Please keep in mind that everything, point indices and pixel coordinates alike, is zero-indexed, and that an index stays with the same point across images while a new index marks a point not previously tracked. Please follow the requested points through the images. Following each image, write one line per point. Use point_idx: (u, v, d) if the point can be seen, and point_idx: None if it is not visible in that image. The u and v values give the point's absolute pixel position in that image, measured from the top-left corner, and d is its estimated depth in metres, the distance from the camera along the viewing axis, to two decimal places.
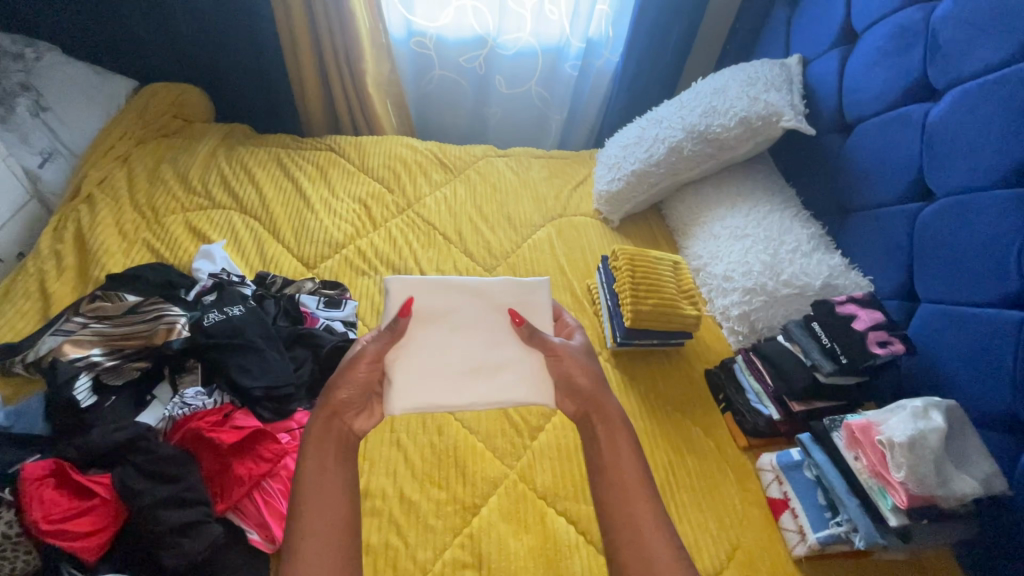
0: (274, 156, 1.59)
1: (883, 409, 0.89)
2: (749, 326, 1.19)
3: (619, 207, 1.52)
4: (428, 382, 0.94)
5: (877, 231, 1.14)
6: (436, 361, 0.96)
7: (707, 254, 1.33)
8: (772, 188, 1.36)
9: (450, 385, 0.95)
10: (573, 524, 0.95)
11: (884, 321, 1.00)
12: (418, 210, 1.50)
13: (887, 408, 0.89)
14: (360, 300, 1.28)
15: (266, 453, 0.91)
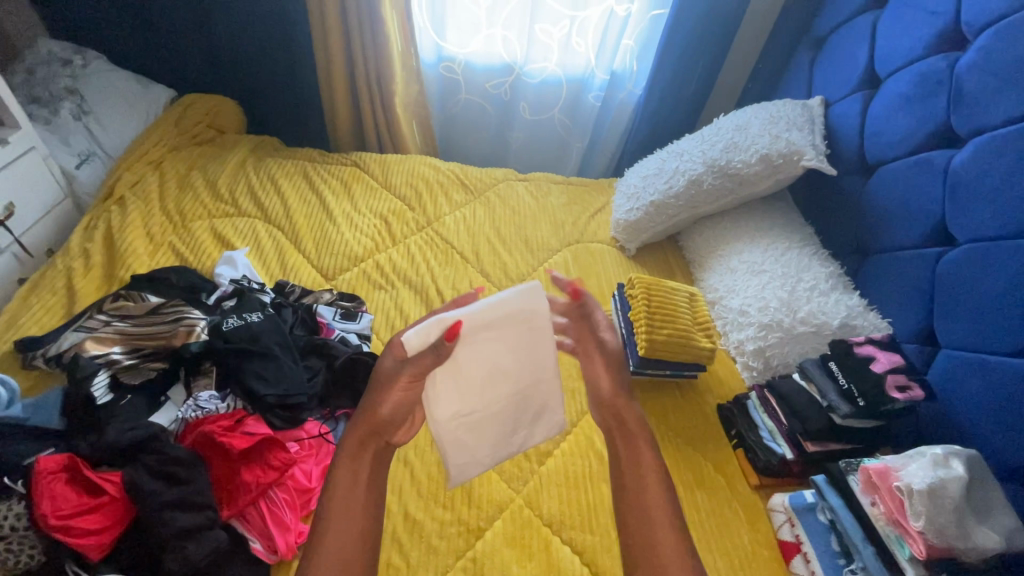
0: (300, 169, 1.63)
1: (903, 454, 0.87)
2: (764, 362, 1.18)
3: (637, 236, 1.53)
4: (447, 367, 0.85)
5: (897, 274, 1.14)
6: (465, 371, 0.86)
7: (723, 288, 1.32)
8: (791, 226, 1.36)
9: (454, 390, 0.86)
10: (578, 554, 0.94)
11: (904, 364, 0.98)
12: (437, 228, 1.52)
13: (907, 454, 0.86)
14: (376, 314, 1.29)
15: (275, 461, 0.90)
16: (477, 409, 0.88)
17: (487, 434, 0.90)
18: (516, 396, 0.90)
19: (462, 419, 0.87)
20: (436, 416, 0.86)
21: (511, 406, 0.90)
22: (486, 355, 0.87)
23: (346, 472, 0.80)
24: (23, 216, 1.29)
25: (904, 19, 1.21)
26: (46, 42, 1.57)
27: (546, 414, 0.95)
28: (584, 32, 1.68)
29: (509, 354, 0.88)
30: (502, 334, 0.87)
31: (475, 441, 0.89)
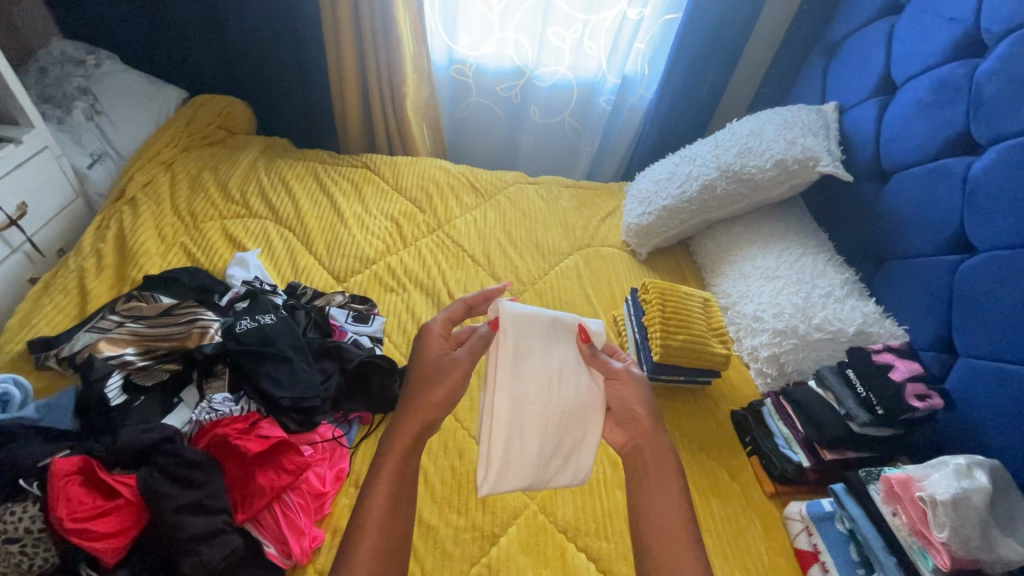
0: (311, 171, 1.62)
1: (925, 464, 0.87)
2: (778, 368, 1.17)
3: (649, 240, 1.52)
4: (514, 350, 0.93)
5: (914, 281, 1.13)
6: (520, 372, 0.91)
7: (737, 293, 1.32)
8: (804, 232, 1.36)
9: (515, 373, 0.91)
10: (593, 561, 0.93)
11: (923, 372, 0.97)
12: (448, 231, 1.52)
13: (929, 464, 0.86)
14: (387, 317, 1.29)
15: (289, 465, 0.90)
16: (530, 411, 0.89)
17: (536, 434, 0.88)
18: (571, 409, 0.91)
19: (518, 410, 0.89)
20: (496, 392, 0.89)
21: (560, 418, 0.90)
22: (550, 356, 0.95)
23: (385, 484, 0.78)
24: (35, 216, 1.29)
25: (922, 24, 1.20)
26: (58, 42, 1.57)
27: (591, 450, 0.91)
28: (597, 36, 1.68)
29: (572, 361, 0.95)
30: (569, 347, 0.97)
31: (523, 440, 0.87)
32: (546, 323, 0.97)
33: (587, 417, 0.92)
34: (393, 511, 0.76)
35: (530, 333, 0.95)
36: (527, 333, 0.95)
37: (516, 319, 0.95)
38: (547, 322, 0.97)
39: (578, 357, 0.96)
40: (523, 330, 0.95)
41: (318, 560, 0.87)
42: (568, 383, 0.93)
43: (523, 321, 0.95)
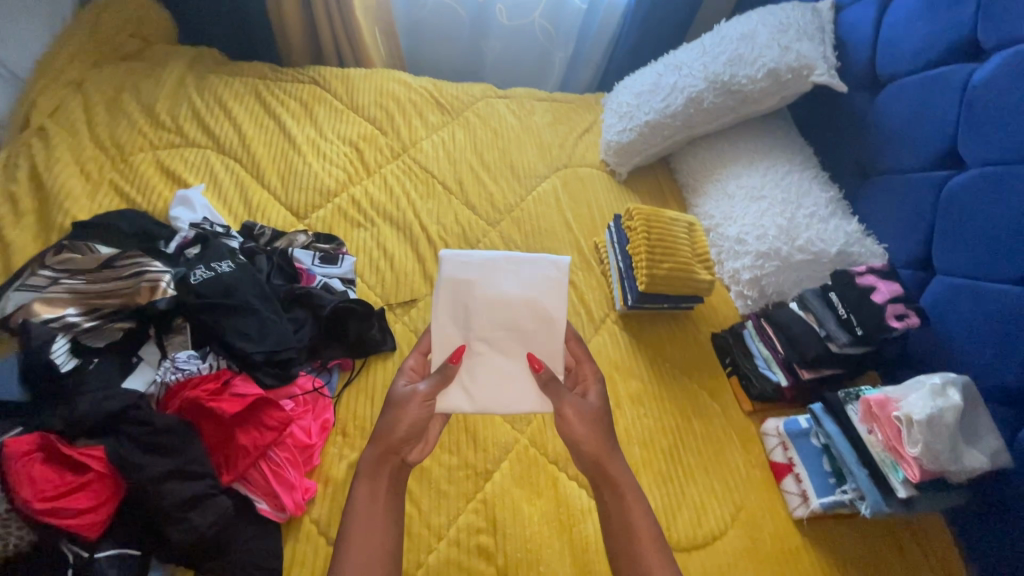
0: (252, 90, 1.44)
1: (898, 384, 0.87)
2: (758, 290, 1.21)
3: (628, 159, 1.46)
4: (526, 284, 0.90)
5: (897, 199, 1.12)
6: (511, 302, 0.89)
7: (719, 215, 1.30)
8: (791, 147, 1.31)
9: (509, 298, 0.89)
10: (584, 488, 0.96)
11: (902, 293, 0.98)
12: (414, 155, 1.43)
13: (903, 384, 0.86)
14: (357, 256, 1.21)
15: (270, 421, 0.86)
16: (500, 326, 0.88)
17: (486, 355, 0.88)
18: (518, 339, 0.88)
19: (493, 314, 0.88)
20: (504, 295, 0.89)
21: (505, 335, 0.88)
22: (487, 295, 0.89)
23: (363, 492, 0.76)
24: None
25: None
26: None
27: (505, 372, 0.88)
28: None
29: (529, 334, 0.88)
30: (530, 320, 0.89)
31: (484, 340, 0.88)
32: (514, 259, 0.90)
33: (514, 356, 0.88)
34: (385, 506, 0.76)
35: (556, 290, 0.90)
36: (540, 304, 0.89)
37: (537, 270, 0.91)
38: (508, 269, 0.92)
39: (524, 350, 0.89)
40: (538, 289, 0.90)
41: (313, 509, 0.87)
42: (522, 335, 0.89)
43: (544, 282, 0.90)
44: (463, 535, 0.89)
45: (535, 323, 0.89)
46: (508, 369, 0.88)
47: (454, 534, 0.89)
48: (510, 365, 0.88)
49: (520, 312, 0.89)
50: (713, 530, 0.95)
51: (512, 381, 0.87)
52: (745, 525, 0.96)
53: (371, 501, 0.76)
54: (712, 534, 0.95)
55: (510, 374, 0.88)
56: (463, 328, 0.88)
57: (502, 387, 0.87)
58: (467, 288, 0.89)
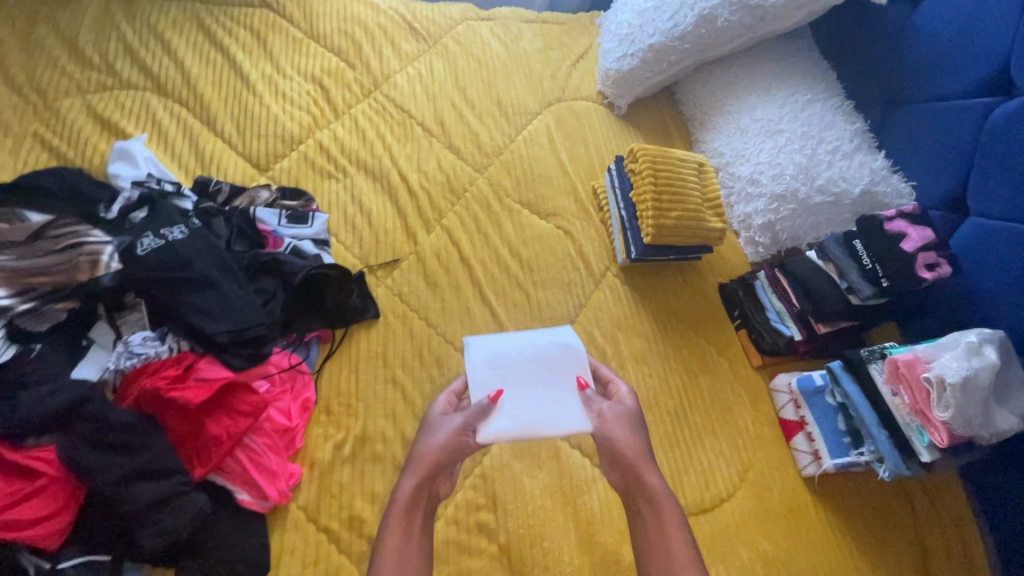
0: (193, 17, 1.24)
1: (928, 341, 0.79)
2: (771, 236, 1.12)
3: (628, 91, 1.31)
4: (553, 335, 0.96)
5: (929, 130, 1.01)
6: (541, 350, 0.93)
7: (730, 152, 1.17)
8: (813, 71, 1.16)
9: (540, 346, 0.94)
10: (588, 457, 0.91)
11: (935, 240, 0.89)
12: (387, 92, 1.27)
13: (934, 342, 0.78)
14: (329, 212, 1.08)
15: (244, 406, 0.78)
16: (536, 369, 0.91)
17: (525, 393, 0.88)
18: (555, 378, 0.90)
19: (527, 359, 0.92)
20: (535, 342, 0.94)
21: (541, 375, 0.90)
22: (518, 345, 0.93)
23: (398, 524, 0.69)
24: None
25: None
26: None
27: (546, 411, 0.86)
28: None
29: (566, 375, 0.91)
30: (565, 365, 0.92)
31: (520, 381, 0.89)
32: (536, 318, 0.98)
33: (555, 396, 0.88)
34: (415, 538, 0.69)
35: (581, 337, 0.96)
36: (571, 351, 0.93)
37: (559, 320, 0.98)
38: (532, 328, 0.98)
39: (560, 376, 0.90)
40: (566, 337, 0.95)
41: (299, 495, 0.81)
42: (558, 377, 0.90)
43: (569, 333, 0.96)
44: (462, 513, 0.84)
45: (563, 356, 0.92)
46: (547, 395, 0.88)
47: (452, 512, 0.84)
48: (550, 391, 0.89)
49: (549, 351, 0.93)
50: (720, 493, 0.91)
51: (554, 403, 0.87)
52: (755, 486, 0.93)
53: (407, 532, 0.69)
54: (720, 497, 0.91)
55: (549, 399, 0.88)
56: (495, 371, 0.90)
57: (546, 411, 0.86)
58: (497, 341, 0.94)
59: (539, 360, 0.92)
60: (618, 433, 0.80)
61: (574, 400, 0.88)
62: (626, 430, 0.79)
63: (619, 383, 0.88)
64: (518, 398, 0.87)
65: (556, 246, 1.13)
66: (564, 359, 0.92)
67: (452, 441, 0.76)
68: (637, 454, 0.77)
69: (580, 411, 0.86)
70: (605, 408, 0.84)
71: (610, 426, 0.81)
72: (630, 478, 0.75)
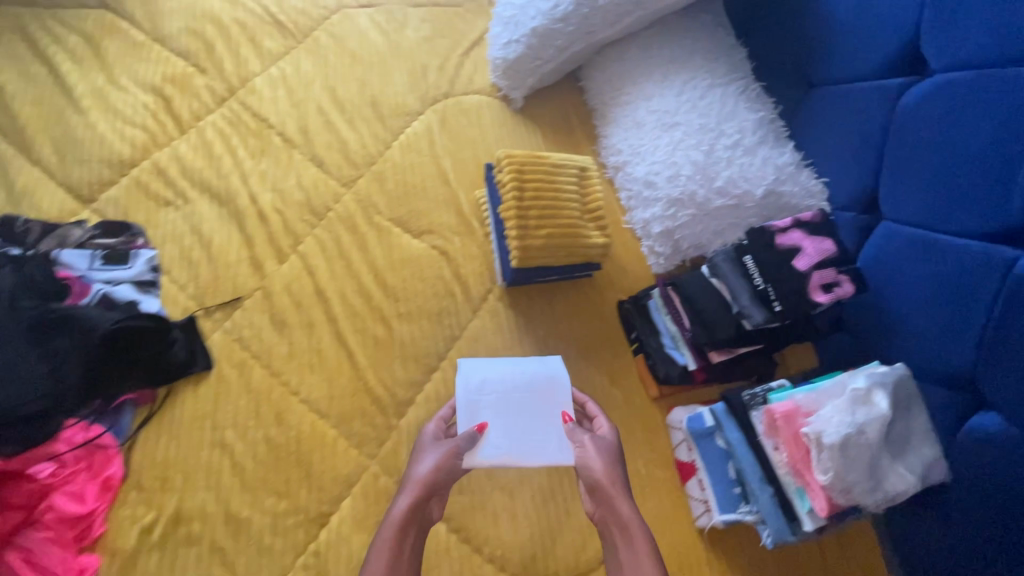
0: (10, 22, 1.08)
1: (815, 386, 0.66)
2: (672, 245, 0.97)
3: (522, 81, 1.13)
4: (543, 361, 0.87)
5: (839, 117, 0.85)
6: (532, 378, 0.85)
7: (627, 149, 1.02)
8: (717, 49, 1.00)
9: (529, 374, 0.86)
10: (443, 521, 0.80)
11: (835, 253, 0.75)
12: (243, 98, 1.11)
13: (820, 388, 0.65)
14: (163, 247, 0.95)
15: (15, 498, 0.72)
16: (523, 397, 0.84)
17: (508, 423, 0.81)
18: (542, 409, 0.83)
19: (517, 387, 0.84)
20: (525, 369, 0.86)
21: (526, 405, 0.83)
22: (509, 370, 0.86)
23: (383, 555, 0.66)
24: None
25: None
26: None
27: (531, 442, 0.80)
28: None
29: (555, 406, 0.83)
30: (553, 396, 0.84)
31: (506, 410, 0.82)
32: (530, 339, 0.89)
33: (541, 428, 0.81)
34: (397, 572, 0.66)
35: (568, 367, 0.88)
36: (560, 383, 0.85)
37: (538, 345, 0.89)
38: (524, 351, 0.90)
39: (545, 408, 0.83)
40: (554, 365, 0.87)
41: None
42: (547, 406, 0.83)
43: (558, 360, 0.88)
44: None
45: (551, 386, 0.85)
46: (533, 427, 0.82)
47: None
48: (536, 423, 0.82)
49: (535, 378, 0.85)
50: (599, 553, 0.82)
51: (540, 434, 0.81)
52: None
53: (397, 558, 0.66)
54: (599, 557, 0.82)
55: (537, 431, 0.81)
56: (482, 396, 0.83)
57: (532, 444, 0.80)
58: (488, 365, 0.86)
59: (528, 389, 0.84)
60: (597, 464, 0.74)
61: (561, 434, 0.81)
62: (605, 461, 0.74)
63: (603, 418, 0.81)
64: (501, 427, 0.81)
65: (428, 269, 0.99)
66: (555, 390, 0.85)
67: (441, 467, 0.72)
68: (615, 483, 0.72)
69: (566, 445, 0.80)
70: (586, 439, 0.77)
71: (588, 456, 0.75)
72: (603, 511, 0.71)
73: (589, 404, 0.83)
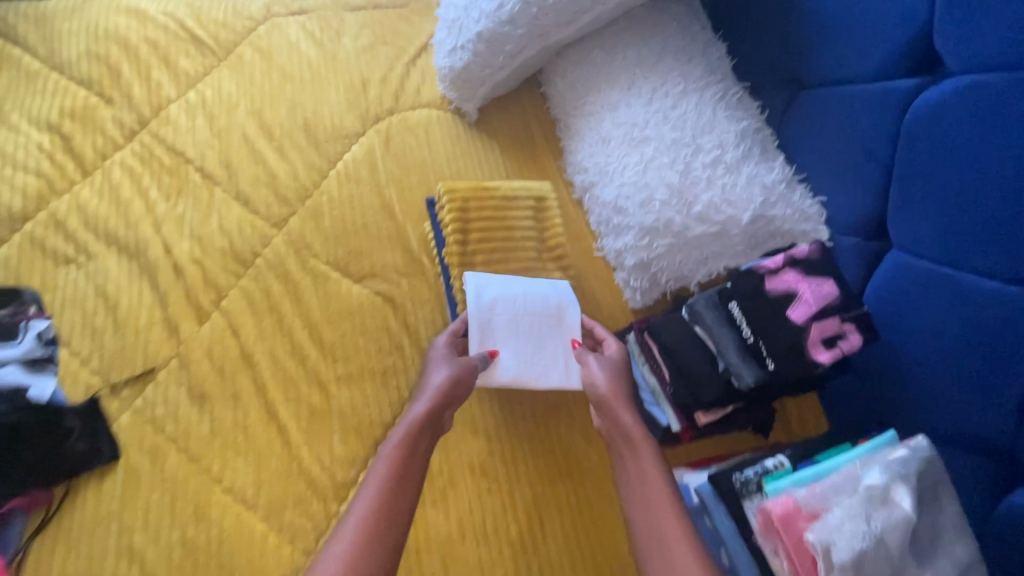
0: None
1: (820, 477, 0.54)
2: (649, 279, 0.84)
3: (474, 92, 0.98)
4: (548, 289, 0.83)
5: (838, 126, 0.71)
6: (539, 305, 0.82)
7: (594, 168, 0.88)
8: (692, 47, 0.86)
9: (536, 300, 0.82)
10: None
11: (838, 299, 0.63)
12: (154, 130, 0.97)
13: (826, 480, 0.53)
14: (62, 315, 0.83)
15: None
16: (531, 319, 0.81)
17: (514, 349, 0.79)
18: (548, 334, 0.81)
19: (526, 312, 0.81)
20: (531, 294, 0.82)
21: (535, 330, 0.81)
22: (516, 292, 0.81)
23: (391, 455, 0.62)
24: None
25: None
26: None
27: (540, 368, 0.79)
28: None
29: (562, 332, 0.81)
30: (561, 323, 0.82)
31: (512, 334, 0.80)
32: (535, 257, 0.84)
33: (549, 352, 0.80)
34: (405, 472, 0.62)
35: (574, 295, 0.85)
36: (568, 309, 0.82)
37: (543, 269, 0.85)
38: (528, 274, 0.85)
39: (554, 332, 0.81)
40: (561, 293, 0.83)
41: None
42: (553, 334, 0.81)
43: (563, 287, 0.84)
44: None
45: (562, 311, 0.82)
46: (542, 350, 0.80)
47: None
48: (546, 347, 0.81)
49: (546, 301, 0.82)
50: None
51: (547, 357, 0.80)
52: None
53: (409, 456, 0.63)
54: None
55: (545, 355, 0.80)
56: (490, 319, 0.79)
57: (541, 367, 0.79)
58: (496, 282, 0.81)
59: (535, 312, 0.81)
60: (602, 380, 0.72)
61: (568, 356, 0.81)
62: (610, 376, 0.72)
63: (613, 340, 0.79)
64: (508, 351, 0.79)
65: (371, 320, 0.87)
66: (561, 319, 0.82)
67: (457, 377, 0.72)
68: (615, 397, 0.70)
69: (573, 370, 0.80)
70: (592, 359, 0.76)
71: (595, 374, 0.73)
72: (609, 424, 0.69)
73: (599, 329, 0.81)
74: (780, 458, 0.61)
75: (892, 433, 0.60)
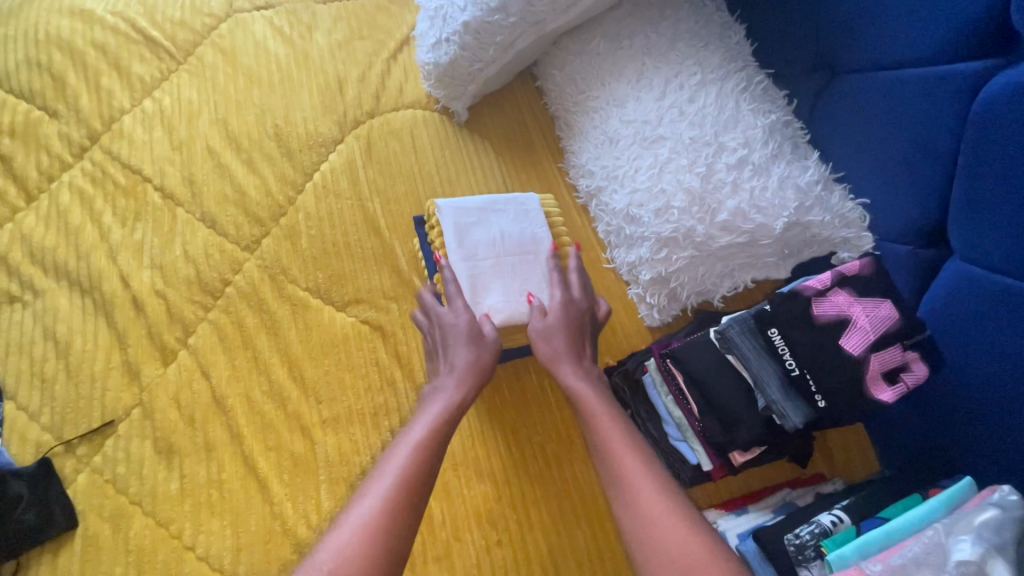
0: None
1: (894, 546, 0.45)
2: (668, 294, 0.75)
3: (462, 89, 0.88)
4: (524, 228, 0.76)
5: (884, 119, 0.62)
6: (510, 239, 0.74)
7: (601, 172, 0.79)
8: (706, 32, 0.76)
9: (507, 237, 0.75)
10: None
11: (899, 324, 0.54)
12: (106, 146, 0.86)
13: (902, 551, 0.44)
14: (7, 363, 0.73)
15: None
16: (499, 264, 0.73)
17: (475, 280, 0.72)
18: (507, 281, 0.73)
19: (497, 249, 0.74)
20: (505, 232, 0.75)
21: (495, 268, 0.73)
22: (489, 232, 0.74)
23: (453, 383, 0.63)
24: None
25: None
26: None
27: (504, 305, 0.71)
28: None
29: (524, 275, 0.73)
30: (526, 263, 0.74)
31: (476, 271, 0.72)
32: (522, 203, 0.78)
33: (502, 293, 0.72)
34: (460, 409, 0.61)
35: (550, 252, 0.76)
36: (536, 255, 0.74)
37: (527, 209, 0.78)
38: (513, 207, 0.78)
39: (521, 259, 0.74)
40: (537, 237, 0.75)
41: None
42: (513, 281, 0.73)
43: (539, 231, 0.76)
44: None
45: (529, 249, 0.75)
46: (489, 285, 0.72)
47: None
48: (519, 264, 0.74)
49: (524, 221, 0.77)
50: None
51: (493, 295, 0.71)
52: None
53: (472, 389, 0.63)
54: None
55: (492, 292, 0.71)
56: (457, 241, 0.73)
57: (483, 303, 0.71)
58: (473, 216, 0.75)
59: (499, 255, 0.74)
60: (554, 326, 0.68)
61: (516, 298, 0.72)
62: (562, 324, 0.68)
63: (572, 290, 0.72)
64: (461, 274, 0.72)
65: (357, 353, 0.78)
66: (524, 253, 0.74)
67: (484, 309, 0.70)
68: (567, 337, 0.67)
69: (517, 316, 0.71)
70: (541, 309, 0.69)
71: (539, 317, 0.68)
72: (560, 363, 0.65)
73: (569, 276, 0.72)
74: (839, 515, 0.52)
75: (968, 479, 0.51)
